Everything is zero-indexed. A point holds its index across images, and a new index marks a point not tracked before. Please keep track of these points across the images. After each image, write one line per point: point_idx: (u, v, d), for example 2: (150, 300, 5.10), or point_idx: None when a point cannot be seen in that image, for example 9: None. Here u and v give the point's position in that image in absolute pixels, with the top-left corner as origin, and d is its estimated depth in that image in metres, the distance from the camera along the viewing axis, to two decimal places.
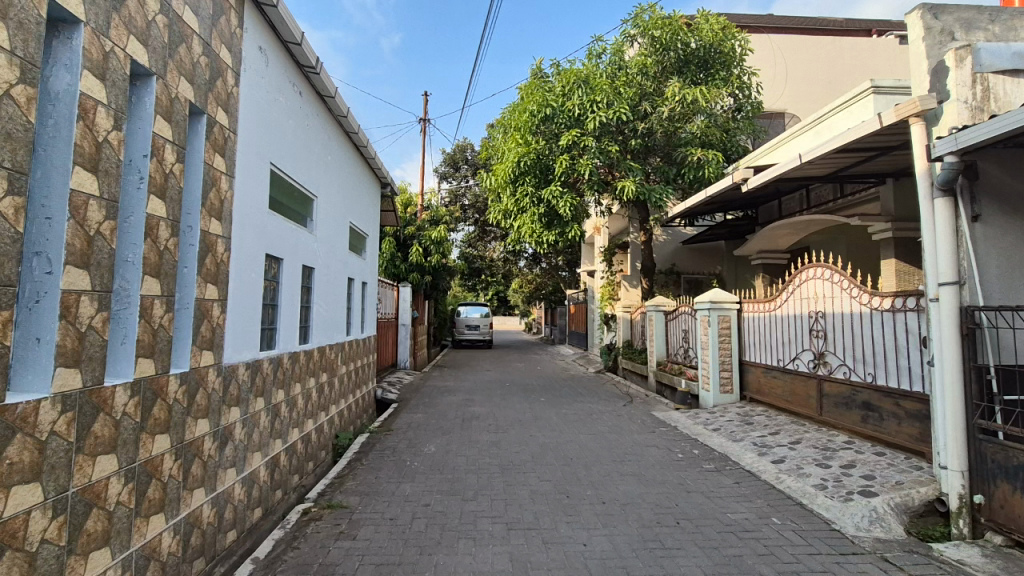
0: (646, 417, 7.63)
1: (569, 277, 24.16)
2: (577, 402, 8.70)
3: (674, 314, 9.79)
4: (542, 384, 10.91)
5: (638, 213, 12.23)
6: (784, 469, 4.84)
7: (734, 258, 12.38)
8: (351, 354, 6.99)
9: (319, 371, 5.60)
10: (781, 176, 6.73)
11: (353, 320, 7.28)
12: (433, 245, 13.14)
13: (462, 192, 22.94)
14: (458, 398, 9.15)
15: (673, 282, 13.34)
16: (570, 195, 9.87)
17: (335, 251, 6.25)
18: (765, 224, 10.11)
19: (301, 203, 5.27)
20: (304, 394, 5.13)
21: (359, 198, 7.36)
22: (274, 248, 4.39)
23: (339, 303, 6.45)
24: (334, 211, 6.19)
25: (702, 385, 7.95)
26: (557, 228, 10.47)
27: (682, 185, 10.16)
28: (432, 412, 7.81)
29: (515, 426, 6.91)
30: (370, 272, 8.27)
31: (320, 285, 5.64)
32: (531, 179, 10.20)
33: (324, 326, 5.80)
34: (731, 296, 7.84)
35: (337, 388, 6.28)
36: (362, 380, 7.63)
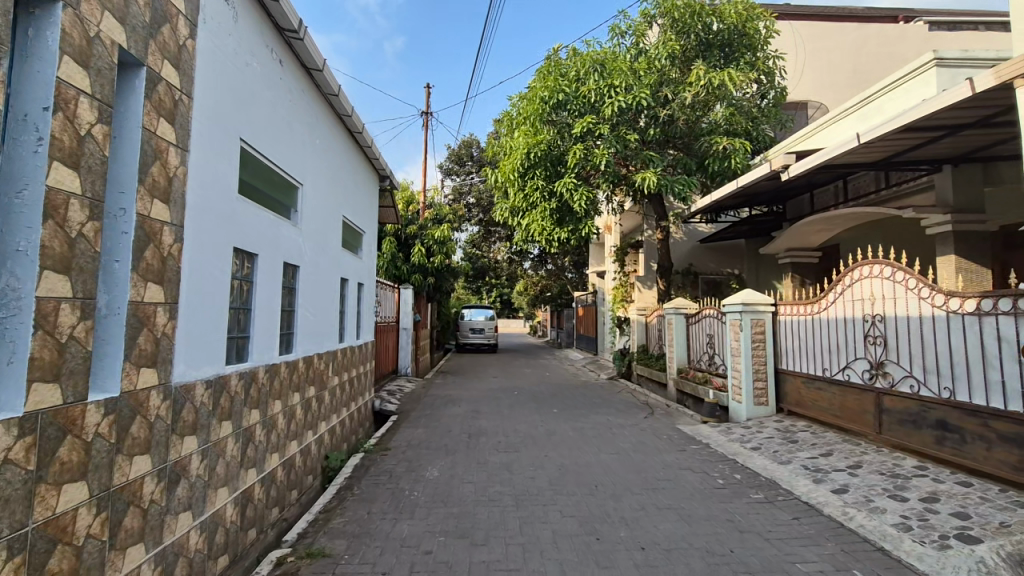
0: (672, 432, 6.90)
1: (576, 279, 23.43)
2: (593, 414, 7.97)
3: (697, 318, 9.06)
4: (553, 393, 10.19)
5: (654, 209, 11.51)
6: (851, 502, 4.10)
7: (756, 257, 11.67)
8: (345, 363, 6.31)
9: (305, 385, 4.91)
10: (827, 162, 6.01)
11: (348, 325, 6.61)
12: (436, 245, 12.44)
13: (466, 191, 22.28)
14: (463, 409, 8.43)
15: (691, 283, 12.63)
16: (585, 188, 9.20)
17: (325, 248, 5.56)
18: (795, 219, 9.39)
19: (283, 191, 4.59)
20: (285, 412, 4.42)
21: (354, 191, 6.69)
22: (247, 242, 3.68)
23: (330, 307, 5.76)
24: (324, 203, 5.51)
25: (733, 396, 7.21)
26: (569, 224, 9.83)
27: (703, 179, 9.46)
28: (435, 426, 7.10)
29: (529, 443, 6.18)
30: (367, 272, 7.60)
31: (306, 286, 4.96)
32: (542, 172, 9.57)
33: (312, 332, 5.11)
34: (765, 298, 7.11)
35: (328, 402, 5.59)
36: (358, 391, 6.95)
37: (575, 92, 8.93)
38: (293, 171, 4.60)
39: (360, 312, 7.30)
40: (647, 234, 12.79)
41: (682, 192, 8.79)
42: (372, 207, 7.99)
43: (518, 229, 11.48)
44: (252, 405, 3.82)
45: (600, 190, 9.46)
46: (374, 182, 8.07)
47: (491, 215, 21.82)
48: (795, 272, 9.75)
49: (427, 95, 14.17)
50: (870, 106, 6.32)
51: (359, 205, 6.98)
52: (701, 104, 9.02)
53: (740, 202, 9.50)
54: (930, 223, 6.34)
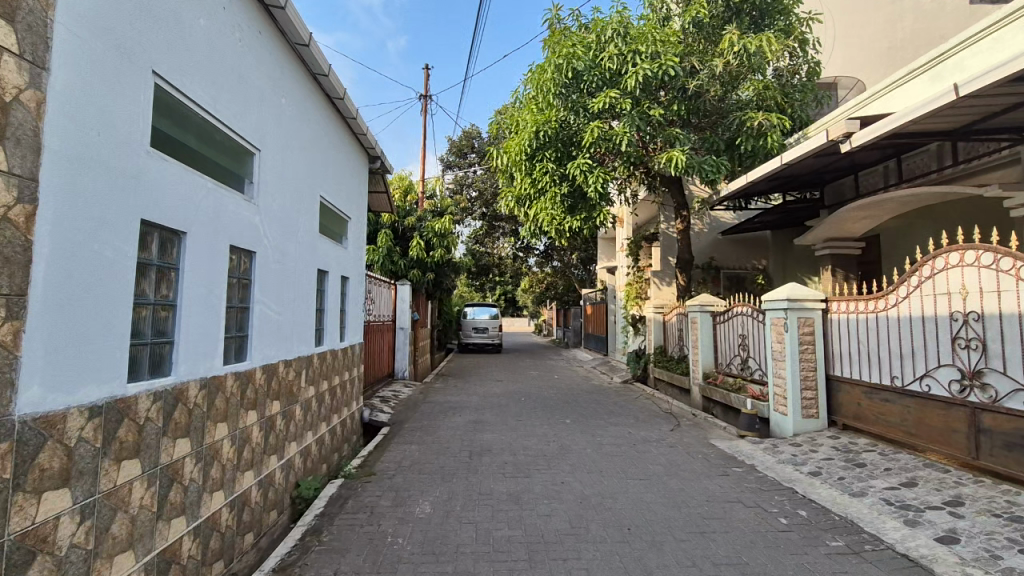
0: (707, 450, 5.93)
1: (583, 275, 22.44)
2: (612, 427, 6.98)
3: (727, 316, 8.10)
4: (564, 399, 9.22)
5: (673, 198, 10.53)
6: (971, 559, 3.11)
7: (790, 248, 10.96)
8: (323, 373, 5.37)
9: (264, 401, 3.94)
10: (897, 129, 5.02)
11: (330, 326, 5.67)
12: (436, 238, 11.45)
13: (468, 183, 21.25)
14: (464, 419, 7.47)
15: (712, 278, 11.69)
16: (600, 170, 8.26)
17: (295, 233, 4.60)
18: (835, 206, 8.43)
19: (233, 157, 3.65)
20: (233, 437, 3.45)
21: (335, 169, 5.75)
22: (164, 214, 2.73)
23: (303, 305, 4.82)
24: (294, 179, 4.58)
25: (778, 407, 6.24)
26: (582, 211, 8.92)
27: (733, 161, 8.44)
28: (431, 442, 6.14)
29: (540, 465, 5.22)
30: (354, 266, 6.66)
31: (267, 279, 4.01)
32: (554, 153, 8.66)
33: (275, 334, 4.16)
34: (815, 293, 6.13)
35: (300, 421, 4.63)
36: (341, 403, 5.99)
37: (593, 61, 8.03)
38: (244, 132, 3.65)
39: (345, 311, 6.36)
40: (665, 225, 11.81)
41: (712, 174, 7.77)
42: (361, 193, 7.06)
43: (524, 220, 10.52)
44: (177, 433, 2.86)
45: (618, 172, 8.51)
46: (362, 164, 7.14)
47: (494, 208, 20.81)
48: (833, 264, 8.76)
49: (426, 75, 13.14)
50: (948, 64, 5.33)
51: (342, 187, 6.03)
52: (730, 76, 8.02)
53: (774, 187, 8.52)
54: (1017, 202, 5.37)
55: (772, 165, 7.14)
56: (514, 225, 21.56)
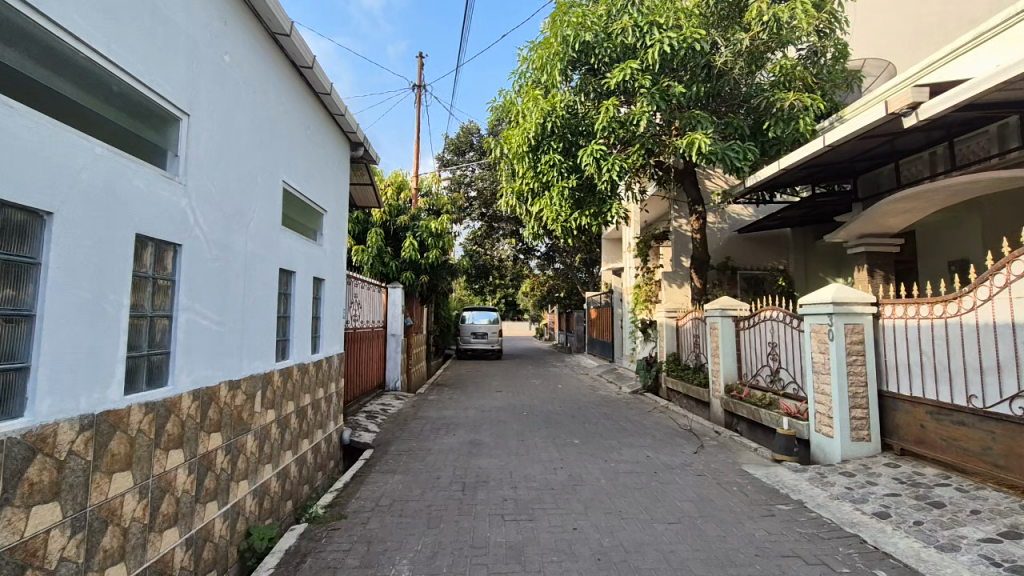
0: (740, 479, 5.06)
1: (586, 278, 21.58)
2: (626, 450, 6.12)
3: (754, 321, 7.26)
4: (570, 413, 8.39)
5: (688, 193, 9.72)
6: None
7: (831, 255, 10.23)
8: (287, 393, 4.52)
9: (195, 436, 3.11)
10: (978, 98, 4.17)
11: (299, 337, 4.84)
12: (431, 238, 10.59)
13: (467, 182, 20.40)
14: (458, 440, 6.61)
15: (728, 280, 10.86)
16: (618, 163, 7.42)
17: (245, 225, 3.74)
18: (872, 198, 7.59)
19: (148, 121, 2.82)
20: (139, 491, 2.61)
21: (305, 153, 4.94)
22: (5, 184, 1.92)
23: (258, 313, 3.98)
24: (245, 158, 3.75)
25: (821, 428, 5.38)
26: (591, 207, 8.12)
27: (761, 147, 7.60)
28: (418, 470, 5.29)
29: (546, 502, 4.37)
30: (332, 266, 5.83)
31: (200, 280, 3.17)
32: (560, 143, 7.92)
33: (212, 351, 3.30)
34: (863, 296, 5.27)
35: (249, 456, 3.79)
36: (313, 426, 5.15)
37: (604, 33, 7.35)
38: (163, 90, 2.83)
39: (319, 319, 5.53)
40: (677, 223, 10.97)
41: (738, 161, 6.98)
42: (341, 184, 6.25)
43: (524, 218, 9.69)
44: (33, 499, 2.04)
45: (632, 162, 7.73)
46: (343, 152, 6.31)
47: (494, 208, 19.98)
48: (870, 264, 7.74)
49: (420, 65, 12.33)
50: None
51: (314, 175, 5.20)
52: (757, 52, 7.28)
53: (802, 178, 7.69)
54: None
55: (805, 151, 6.33)
56: (515, 226, 20.74)
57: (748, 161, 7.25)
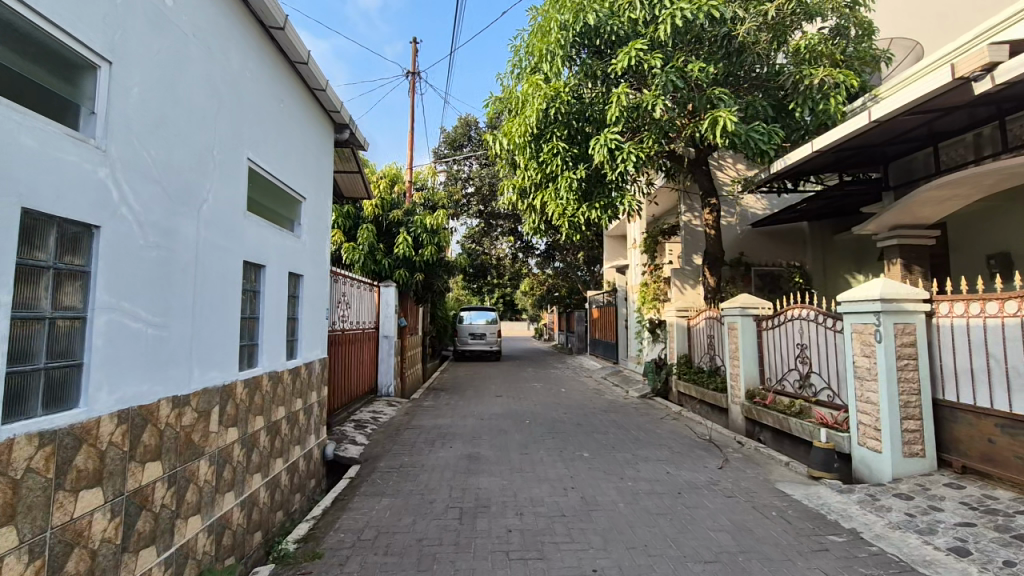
0: (778, 502, 4.42)
1: (588, 277, 20.91)
2: (642, 466, 5.48)
3: (780, 322, 6.63)
4: (576, 421, 7.75)
5: (701, 184, 9.08)
6: None
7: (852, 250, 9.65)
8: (254, 407, 3.87)
9: (123, 468, 2.46)
10: None
11: (270, 343, 4.20)
12: (426, 234, 9.94)
13: (464, 177, 19.70)
14: (455, 453, 5.97)
15: (742, 277, 10.21)
16: (634, 151, 6.73)
17: (196, 206, 3.07)
18: (906, 186, 6.97)
19: (52, 66, 2.17)
20: (28, 550, 1.98)
21: (278, 131, 4.29)
22: None
23: (216, 314, 3.33)
24: (198, 126, 3.10)
25: (867, 443, 4.75)
26: (600, 199, 7.40)
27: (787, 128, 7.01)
28: (409, 492, 4.65)
29: (558, 534, 3.74)
30: (312, 261, 5.19)
31: (132, 272, 2.51)
32: (565, 131, 7.28)
33: (149, 361, 2.63)
34: (915, 292, 4.63)
35: (201, 486, 3.14)
36: (287, 445, 4.50)
37: (609, 12, 6.78)
38: (72, 25, 2.17)
39: (296, 320, 4.89)
40: (687, 217, 10.34)
41: (762, 144, 6.35)
42: (324, 170, 5.61)
43: (523, 212, 9.02)
44: None
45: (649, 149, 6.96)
46: (327, 135, 5.68)
47: (493, 204, 19.29)
48: (903, 258, 7.15)
49: (414, 51, 11.64)
50: None
51: (290, 156, 4.56)
52: (780, 25, 6.72)
53: (830, 163, 7.07)
54: None
55: (843, 129, 5.68)
56: (514, 223, 20.07)
57: (774, 144, 6.57)
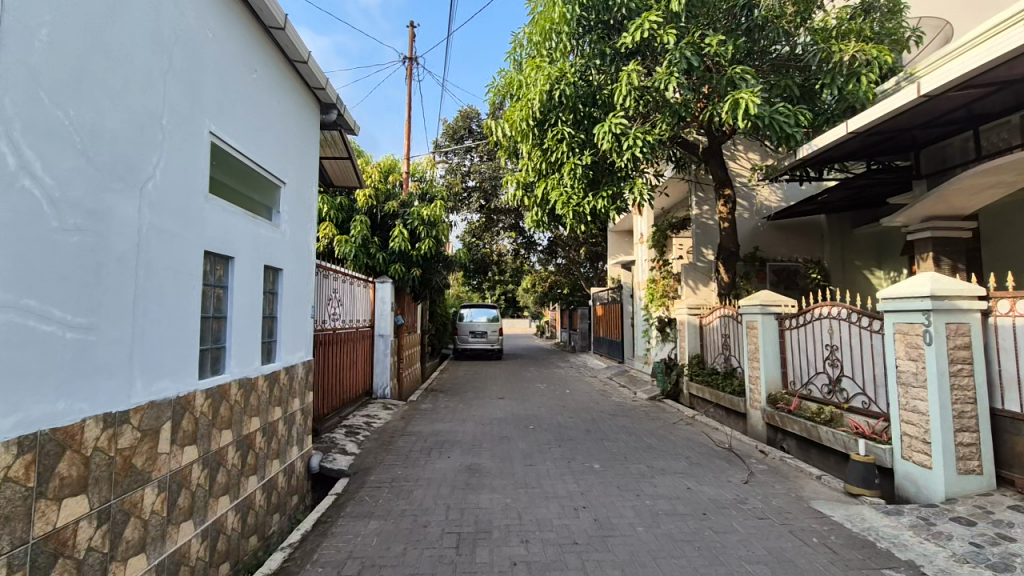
0: (816, 525, 3.91)
1: (592, 274, 20.37)
2: (659, 481, 4.96)
3: (806, 321, 6.13)
4: (583, 427, 7.24)
5: (716, 173, 8.52)
6: None
7: (875, 245, 9.19)
8: (218, 421, 3.36)
9: (26, 509, 1.95)
10: None
11: (241, 345, 3.68)
12: (423, 227, 9.43)
13: (465, 171, 19.12)
14: (452, 464, 5.46)
15: (757, 272, 9.71)
16: (646, 134, 6.16)
17: (136, 183, 2.56)
18: (940, 174, 6.44)
19: None
20: None
21: (247, 103, 3.77)
22: None
23: (166, 313, 2.81)
24: (137, 87, 2.57)
25: (913, 458, 4.23)
26: (607, 188, 6.84)
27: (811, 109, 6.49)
28: (400, 513, 4.14)
29: (570, 568, 3.23)
30: (293, 253, 4.67)
31: (36, 261, 1.99)
32: (572, 115, 6.74)
33: (65, 372, 2.12)
34: (969, 288, 4.10)
35: (145, 519, 2.64)
36: (261, 461, 3.98)
37: None
38: None
39: (274, 319, 4.38)
40: (698, 210, 9.83)
41: (788, 127, 5.76)
42: (307, 154, 5.08)
43: (525, 205, 8.46)
44: None
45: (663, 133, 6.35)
46: (311, 115, 5.15)
47: (494, 198, 18.72)
48: (937, 251, 6.60)
49: (411, 36, 11.10)
50: None
51: (263, 134, 4.03)
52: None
53: (857, 150, 6.54)
54: None
55: (882, 107, 5.09)
56: (516, 218, 19.49)
57: (801, 126, 6.00)
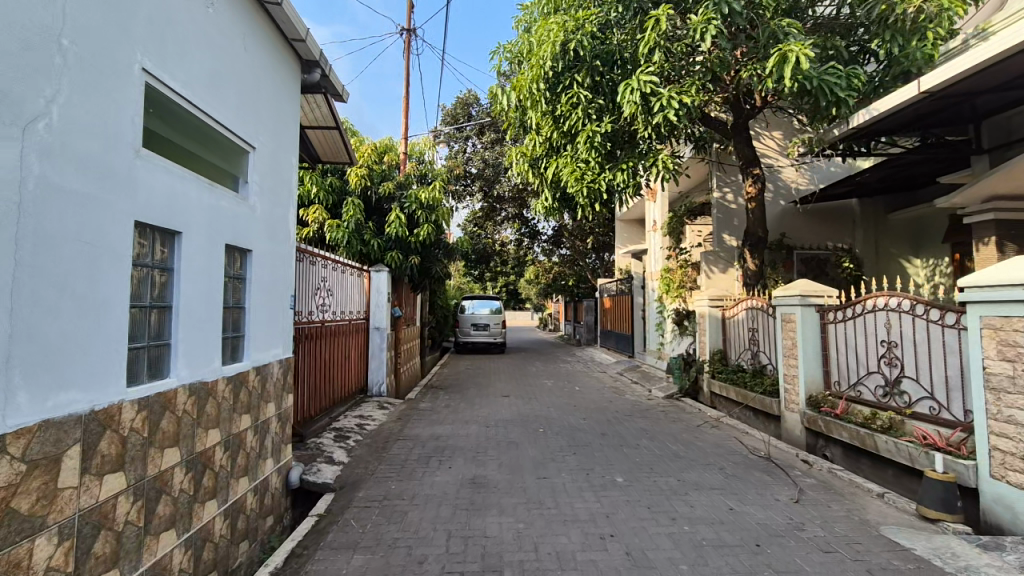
0: (898, 562, 3.20)
1: (598, 265, 19.64)
2: (695, 500, 4.25)
3: (855, 313, 5.41)
4: (598, 430, 6.54)
5: (744, 151, 7.74)
6: None
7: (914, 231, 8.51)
8: (159, 437, 2.65)
9: None
10: None
11: (192, 343, 2.97)
12: (422, 210, 8.71)
13: (466, 157, 18.34)
14: (453, 477, 4.75)
15: (784, 261, 9.00)
16: (683, 95, 5.40)
17: (14, 120, 1.86)
18: (1006, 148, 5.69)
19: None
20: None
21: (203, 42, 3.03)
22: None
23: (73, 301, 2.10)
24: None
25: (1008, 478, 3.52)
26: (627, 161, 6.12)
27: (875, 76, 5.74)
28: (391, 543, 3.44)
29: None
30: (266, 234, 3.95)
31: None
32: (588, 76, 6.02)
33: None
34: None
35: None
36: (221, 483, 3.27)
37: None
38: None
39: (242, 310, 3.67)
40: (719, 192, 9.09)
41: (840, 91, 4.94)
42: (285, 118, 4.35)
43: (534, 186, 7.69)
44: None
45: (696, 97, 5.52)
46: (290, 73, 4.40)
47: (497, 186, 17.95)
48: (1000, 235, 5.89)
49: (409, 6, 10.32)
50: None
51: (224, 84, 3.29)
52: None
53: (910, 121, 5.79)
54: None
55: (970, 56, 4.16)
56: (519, 207, 18.72)
57: (856, 90, 5.21)
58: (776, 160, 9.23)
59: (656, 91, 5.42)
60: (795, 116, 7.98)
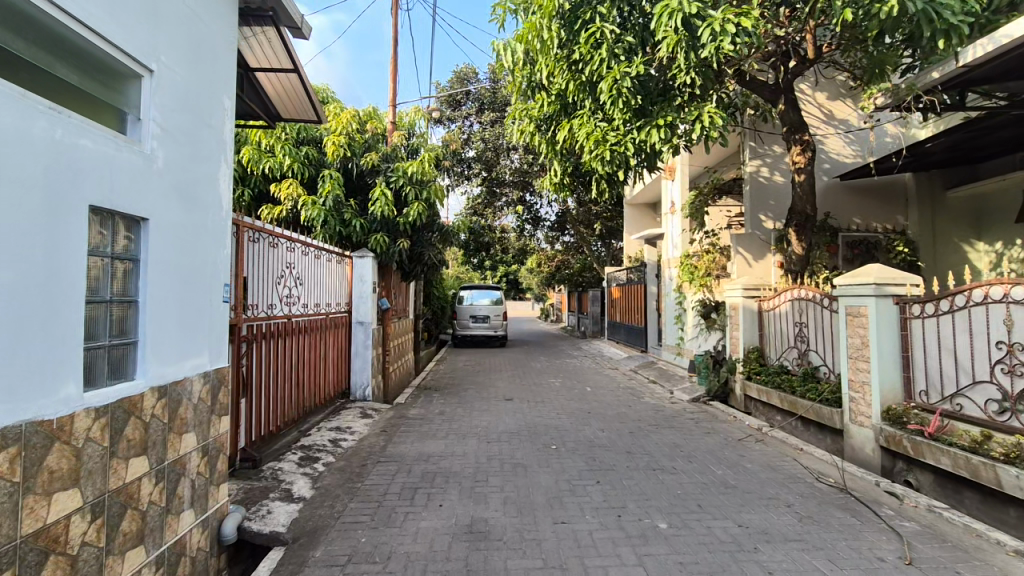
0: None
1: (604, 253, 18.53)
2: (771, 561, 3.11)
3: (953, 305, 4.28)
4: (622, 446, 5.41)
5: (793, 113, 6.58)
6: None
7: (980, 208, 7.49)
8: None
9: None
10: None
11: (10, 360, 1.84)
12: (411, 186, 7.55)
13: (465, 138, 17.17)
14: (444, 521, 3.62)
15: (828, 244, 7.85)
16: (746, 16, 4.44)
17: None
18: None
19: None
20: None
21: None
22: None
23: None
24: None
25: None
26: (661, 115, 5.02)
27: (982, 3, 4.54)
28: None
29: None
30: (175, 197, 2.79)
31: None
32: (613, 8, 4.99)
33: None
34: None
35: None
36: (83, 570, 2.16)
37: None
38: None
39: (133, 305, 2.54)
40: (752, 166, 8.00)
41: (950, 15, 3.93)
42: (211, 41, 3.16)
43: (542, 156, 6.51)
44: None
45: (759, 27, 4.67)
46: None
47: (498, 168, 16.82)
48: None
49: None
50: None
51: None
52: None
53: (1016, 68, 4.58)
54: None
55: None
56: (521, 190, 17.54)
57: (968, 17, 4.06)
58: (819, 129, 8.12)
59: (704, 13, 4.48)
60: (851, 71, 6.84)
